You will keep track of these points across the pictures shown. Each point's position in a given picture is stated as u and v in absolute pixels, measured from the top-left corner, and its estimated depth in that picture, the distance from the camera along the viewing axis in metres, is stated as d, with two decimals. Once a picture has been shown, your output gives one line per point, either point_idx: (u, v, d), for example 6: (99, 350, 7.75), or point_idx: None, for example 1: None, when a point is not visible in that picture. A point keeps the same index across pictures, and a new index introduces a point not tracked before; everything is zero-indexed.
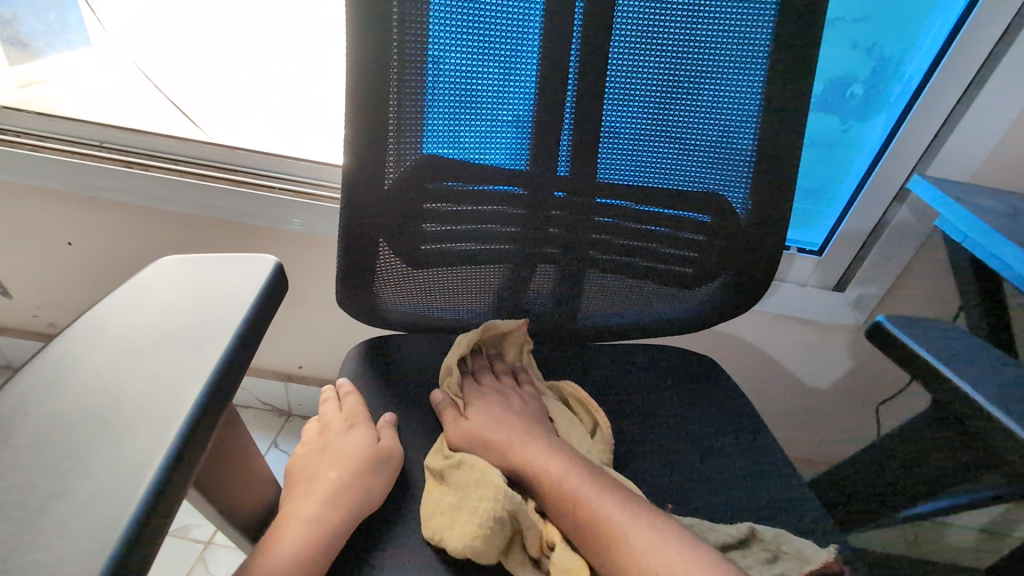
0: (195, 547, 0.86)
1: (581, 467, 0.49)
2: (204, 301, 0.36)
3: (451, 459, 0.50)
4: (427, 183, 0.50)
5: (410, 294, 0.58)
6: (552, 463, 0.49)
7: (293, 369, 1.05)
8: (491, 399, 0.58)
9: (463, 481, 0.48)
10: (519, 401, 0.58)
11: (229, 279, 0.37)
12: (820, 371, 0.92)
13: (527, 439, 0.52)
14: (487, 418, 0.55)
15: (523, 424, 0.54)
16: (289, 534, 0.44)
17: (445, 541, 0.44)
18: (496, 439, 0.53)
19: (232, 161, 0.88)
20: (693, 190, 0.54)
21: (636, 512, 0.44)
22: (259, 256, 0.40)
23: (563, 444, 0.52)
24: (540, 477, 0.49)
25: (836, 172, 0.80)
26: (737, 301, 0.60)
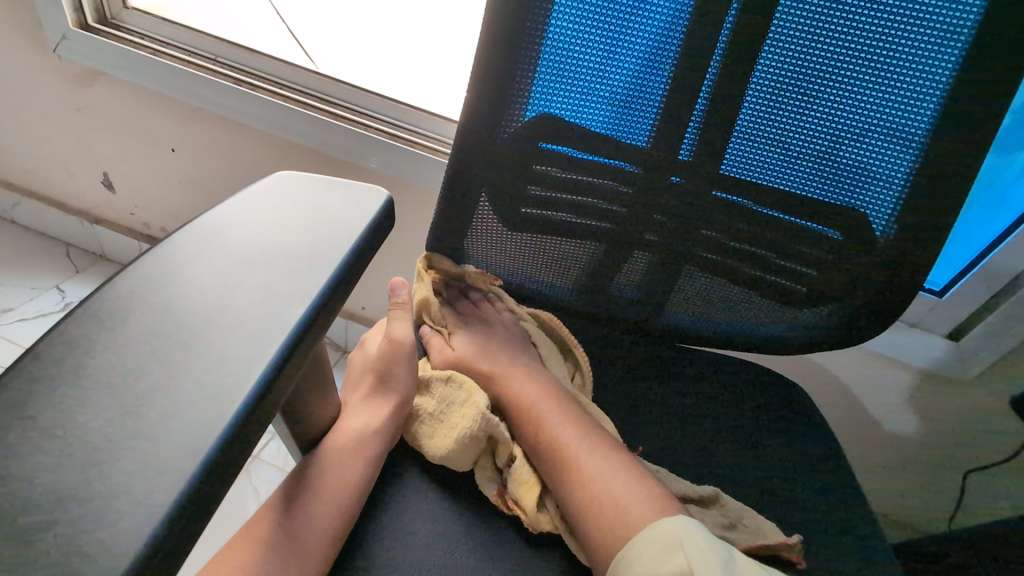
0: (242, 460, 0.91)
1: (556, 402, 0.52)
2: (317, 224, 0.34)
3: (441, 373, 0.54)
4: (539, 144, 0.47)
5: (495, 258, 0.56)
6: (529, 392, 0.53)
7: (357, 309, 1.07)
8: (473, 324, 0.60)
9: (451, 397, 0.52)
10: (501, 329, 0.59)
11: (341, 210, 0.36)
12: (911, 425, 0.83)
13: (511, 368, 0.56)
14: (472, 344, 0.58)
15: (507, 353, 0.57)
16: (337, 452, 0.43)
17: (422, 445, 0.48)
18: (481, 365, 0.56)
19: (332, 93, 0.87)
20: (827, 199, 0.47)
21: (601, 449, 0.47)
22: (370, 188, 0.38)
23: (542, 376, 0.55)
24: (519, 407, 0.52)
25: (976, 211, 0.70)
26: (847, 331, 0.53)
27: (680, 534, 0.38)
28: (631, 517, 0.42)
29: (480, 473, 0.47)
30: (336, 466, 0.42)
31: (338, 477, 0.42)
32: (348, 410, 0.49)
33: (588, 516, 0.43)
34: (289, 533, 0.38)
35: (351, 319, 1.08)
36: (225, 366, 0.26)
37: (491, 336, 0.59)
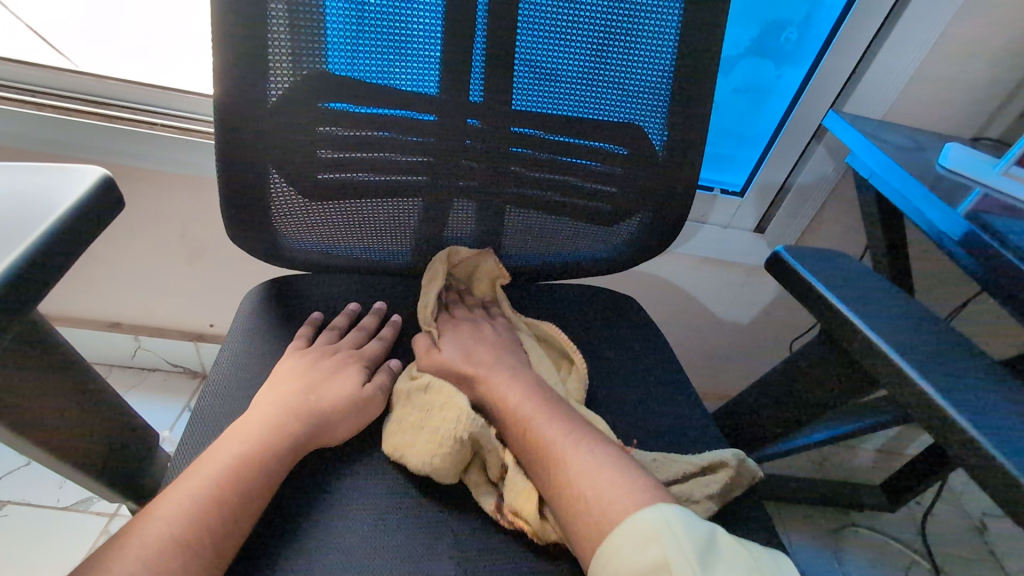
0: (99, 521, 0.81)
1: (547, 407, 0.45)
2: (15, 212, 0.31)
3: (420, 380, 0.47)
4: (317, 105, 0.44)
5: (314, 233, 0.53)
6: (513, 400, 0.46)
7: (204, 328, 0.98)
8: (465, 328, 0.55)
9: (429, 403, 0.45)
10: (494, 334, 0.55)
11: (39, 191, 0.32)
12: (741, 315, 0.95)
13: (495, 370, 0.50)
14: (463, 350, 0.52)
15: (506, 359, 0.51)
16: (178, 512, 0.36)
17: (404, 457, 0.43)
18: (467, 367, 0.50)
19: (106, 95, 0.76)
20: (611, 120, 0.50)
21: (584, 438, 0.42)
22: (84, 169, 0.35)
23: (528, 376, 0.49)
24: (504, 412, 0.46)
25: (757, 118, 0.78)
26: (654, 240, 0.58)
27: (659, 526, 0.34)
28: (617, 510, 0.36)
29: (471, 480, 0.43)
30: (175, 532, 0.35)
31: (176, 521, 0.36)
32: (219, 447, 0.41)
33: (581, 512, 0.37)
34: (124, 541, 0.35)
35: (200, 341, 0.99)
36: None
37: (478, 339, 0.54)
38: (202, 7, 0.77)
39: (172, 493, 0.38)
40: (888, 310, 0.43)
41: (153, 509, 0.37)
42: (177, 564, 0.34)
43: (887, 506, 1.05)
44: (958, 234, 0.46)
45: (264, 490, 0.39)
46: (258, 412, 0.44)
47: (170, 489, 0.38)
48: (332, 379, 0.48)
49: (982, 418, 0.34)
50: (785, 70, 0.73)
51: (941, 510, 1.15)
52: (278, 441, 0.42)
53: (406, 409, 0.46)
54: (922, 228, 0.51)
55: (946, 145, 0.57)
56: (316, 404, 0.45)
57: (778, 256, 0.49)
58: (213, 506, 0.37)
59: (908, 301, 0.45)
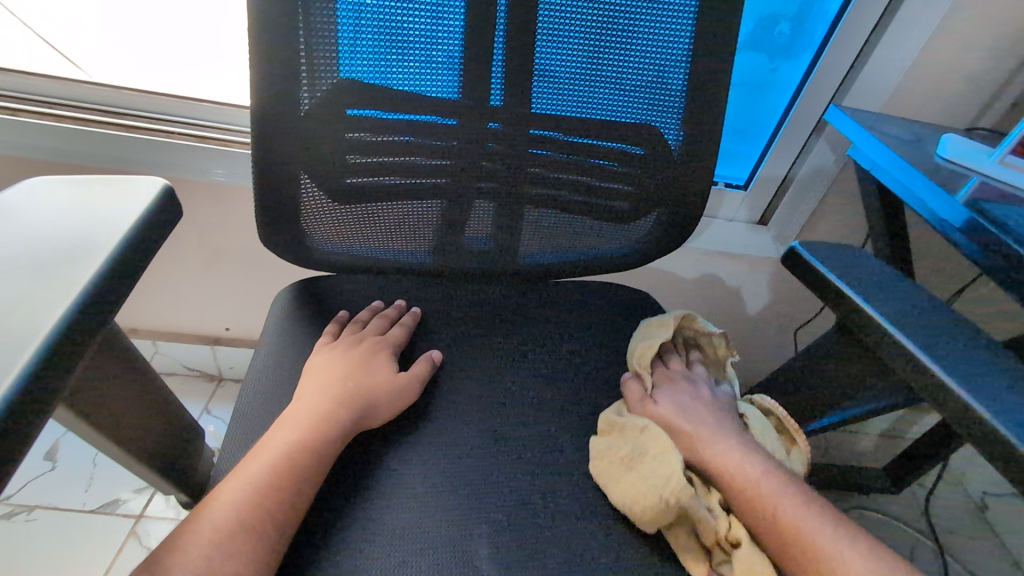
0: (127, 523, 0.82)
1: (788, 484, 0.44)
2: (89, 228, 0.33)
3: (637, 421, 0.48)
4: (346, 111, 0.46)
5: (341, 235, 0.55)
6: (748, 471, 0.45)
7: (220, 331, 1.00)
8: (681, 387, 0.55)
9: (645, 447, 0.46)
10: (711, 398, 0.54)
11: (112, 204, 0.35)
12: (747, 305, 0.97)
13: (717, 432, 0.49)
14: (681, 409, 0.52)
15: (732, 427, 0.50)
16: (237, 497, 0.39)
17: (621, 497, 0.43)
18: (688, 426, 0.50)
19: (122, 104, 0.78)
20: (625, 120, 0.52)
21: (839, 529, 0.40)
22: (146, 180, 0.38)
23: (757, 449, 0.48)
24: (732, 479, 0.45)
25: (758, 113, 0.81)
26: (668, 235, 0.60)
27: None
28: None
29: (677, 536, 0.43)
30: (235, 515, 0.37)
31: (235, 506, 0.38)
32: (269, 436, 0.43)
33: None
34: (189, 530, 0.36)
35: (216, 344, 1.01)
36: None
37: (694, 399, 0.53)
38: (212, 16, 0.78)
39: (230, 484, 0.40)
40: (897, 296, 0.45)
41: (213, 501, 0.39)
42: (246, 547, 0.36)
43: (890, 488, 1.08)
44: (959, 222, 0.49)
45: (314, 479, 0.41)
46: (305, 403, 0.46)
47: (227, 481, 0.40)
48: (364, 367, 0.51)
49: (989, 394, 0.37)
50: (783, 65, 0.76)
51: (944, 491, 1.18)
52: (322, 430, 0.44)
53: (625, 452, 0.46)
54: (929, 218, 0.53)
55: (943, 137, 0.59)
56: (355, 393, 0.48)
57: (794, 251, 0.51)
58: (270, 492, 0.39)
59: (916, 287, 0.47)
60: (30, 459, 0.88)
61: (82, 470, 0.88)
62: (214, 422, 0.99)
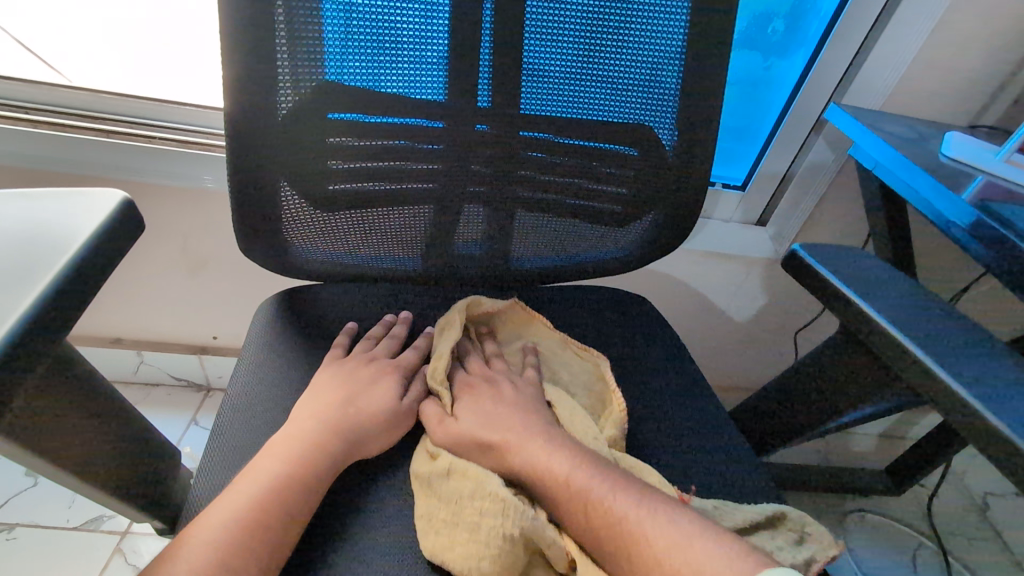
0: (111, 540, 0.80)
1: (596, 477, 0.40)
2: (42, 247, 0.31)
3: (439, 466, 0.42)
4: (327, 114, 0.44)
5: (324, 244, 0.52)
6: (556, 469, 0.41)
7: (207, 340, 0.97)
8: (480, 390, 0.49)
9: (453, 490, 0.40)
10: (514, 393, 0.49)
11: (68, 218, 0.33)
12: (745, 307, 0.96)
13: (532, 435, 0.44)
14: (484, 418, 0.46)
15: (525, 419, 0.46)
16: (215, 531, 0.36)
17: (448, 562, 0.38)
18: (492, 436, 0.44)
19: (100, 108, 0.75)
20: (618, 121, 0.50)
21: (663, 514, 0.37)
22: (105, 194, 0.35)
23: (562, 439, 0.44)
24: (547, 487, 0.40)
25: (754, 113, 0.79)
26: (664, 238, 0.58)
27: None
28: None
29: None
30: (211, 553, 0.35)
31: (216, 542, 0.36)
32: (260, 461, 0.41)
33: None
34: (165, 572, 0.34)
35: (202, 353, 0.98)
36: None
37: (502, 398, 0.48)
38: (192, 17, 0.76)
39: (211, 517, 0.37)
40: (904, 301, 0.43)
41: (191, 535, 0.36)
42: None
43: (891, 490, 1.07)
44: (966, 222, 0.47)
45: (303, 512, 0.39)
46: (297, 429, 0.43)
47: (209, 512, 0.38)
48: (371, 389, 0.48)
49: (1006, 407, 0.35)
50: (779, 63, 0.74)
51: (944, 493, 1.17)
52: (320, 459, 0.42)
53: (446, 488, 0.41)
54: (934, 219, 0.51)
55: (946, 136, 0.57)
56: (356, 416, 0.45)
57: (794, 253, 0.49)
58: (250, 527, 0.37)
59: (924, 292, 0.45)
60: (10, 475, 0.86)
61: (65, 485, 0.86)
62: (201, 433, 0.96)
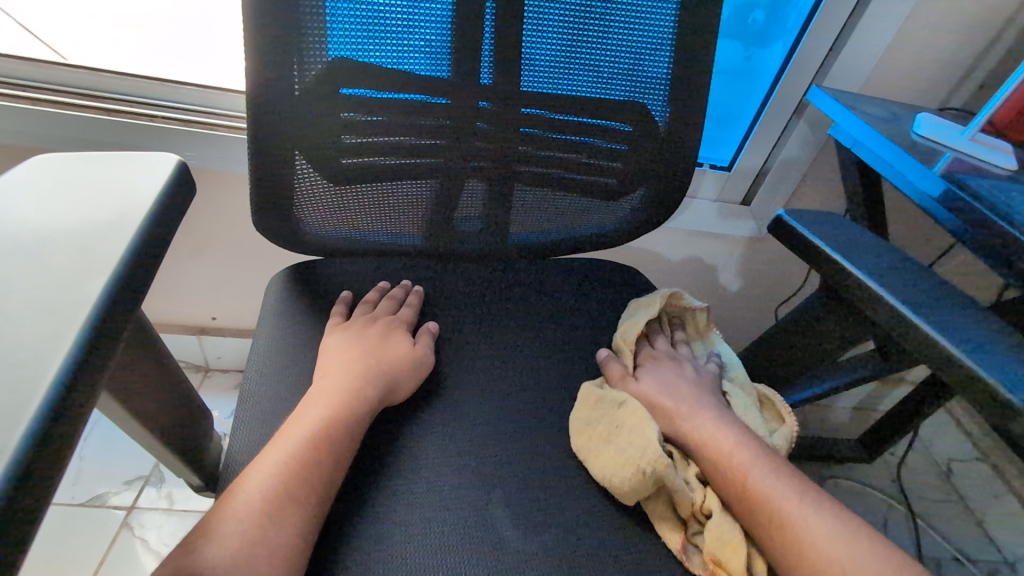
0: (118, 515, 0.82)
1: (760, 452, 0.45)
2: (114, 203, 0.34)
3: (619, 395, 0.49)
4: (340, 91, 0.45)
5: (333, 220, 0.54)
6: (723, 441, 0.46)
7: (206, 321, 0.99)
8: (666, 364, 0.55)
9: (626, 422, 0.47)
10: (694, 375, 0.54)
11: (131, 180, 0.36)
12: (730, 284, 1.00)
13: (708, 410, 0.50)
14: (661, 386, 0.52)
15: (691, 391, 0.52)
16: (266, 473, 0.39)
17: (596, 467, 0.44)
18: (668, 402, 0.51)
19: (100, 87, 0.75)
20: (614, 99, 0.53)
21: (813, 506, 0.41)
22: (158, 157, 0.38)
23: (733, 421, 0.49)
24: (709, 450, 0.46)
25: (736, 97, 0.82)
26: (655, 211, 0.61)
27: None
28: None
29: (653, 508, 0.43)
30: (264, 492, 0.37)
31: (268, 483, 0.38)
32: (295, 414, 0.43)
33: None
34: (229, 506, 0.36)
35: (202, 334, 0.99)
36: (32, 340, 0.26)
37: (683, 376, 0.54)
38: None
39: (251, 472, 0.39)
40: (882, 263, 0.47)
41: (236, 489, 0.38)
42: (291, 519, 0.37)
43: (865, 458, 1.12)
44: (936, 193, 0.51)
45: (344, 452, 0.42)
46: (322, 387, 0.46)
47: (249, 471, 0.39)
48: (386, 343, 0.51)
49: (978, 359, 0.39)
50: (756, 51, 0.77)
51: (913, 459, 1.24)
52: (349, 407, 0.44)
53: (620, 426, 0.46)
54: (908, 192, 0.55)
55: (918, 116, 0.61)
56: (378, 367, 0.49)
57: (779, 220, 0.53)
58: (298, 465, 0.39)
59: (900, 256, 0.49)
60: None
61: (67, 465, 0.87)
62: None
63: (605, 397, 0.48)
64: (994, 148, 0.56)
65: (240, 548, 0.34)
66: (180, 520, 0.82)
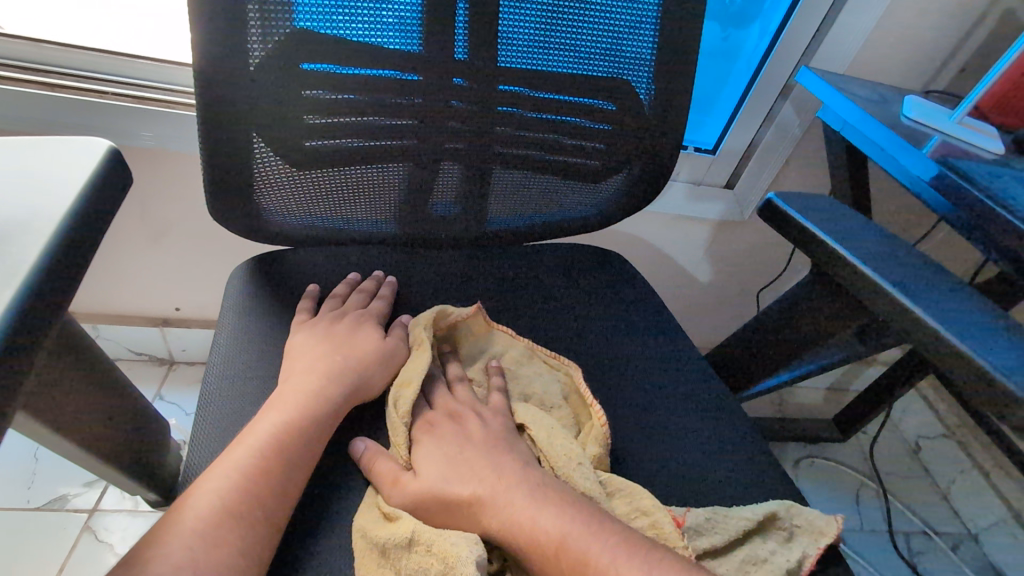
0: (80, 518, 0.78)
1: (591, 531, 0.36)
2: (36, 196, 0.30)
3: (398, 534, 0.36)
4: (301, 65, 0.42)
5: (297, 207, 0.51)
6: (546, 530, 0.36)
7: (170, 312, 0.94)
8: (444, 429, 0.44)
9: (424, 567, 0.35)
10: (482, 431, 0.44)
11: (56, 167, 0.32)
12: (712, 268, 0.99)
13: (502, 489, 0.39)
14: (447, 467, 0.41)
15: (492, 460, 0.41)
16: (207, 490, 0.36)
17: None
18: (463, 490, 0.39)
19: (39, 59, 0.69)
20: (597, 78, 0.50)
21: None
22: (88, 142, 0.34)
23: (548, 489, 0.39)
24: (542, 558, 0.35)
25: (719, 80, 0.79)
26: (637, 194, 0.59)
27: None
28: None
29: None
30: (204, 513, 0.35)
31: (210, 502, 0.36)
32: (254, 424, 0.41)
33: None
34: (166, 530, 0.34)
35: (165, 325, 0.95)
36: None
37: (467, 441, 0.43)
38: None
39: (196, 488, 0.37)
40: (875, 251, 0.45)
41: (187, 507, 0.35)
42: (232, 536, 0.34)
43: (838, 436, 1.16)
44: (930, 177, 0.50)
45: (305, 460, 0.39)
46: (285, 388, 0.43)
47: (198, 486, 0.37)
48: (354, 339, 0.48)
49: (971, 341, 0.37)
50: (738, 32, 0.75)
51: (884, 438, 1.27)
52: (310, 415, 0.41)
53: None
54: (900, 175, 0.54)
55: (906, 98, 0.60)
56: (343, 364, 0.46)
57: (770, 203, 0.51)
58: (243, 480, 0.37)
59: (890, 239, 0.47)
60: None
61: (23, 466, 0.82)
62: (171, 407, 0.94)
63: (386, 535, 0.36)
64: (980, 132, 0.55)
65: (173, 572, 0.32)
66: (147, 521, 0.78)
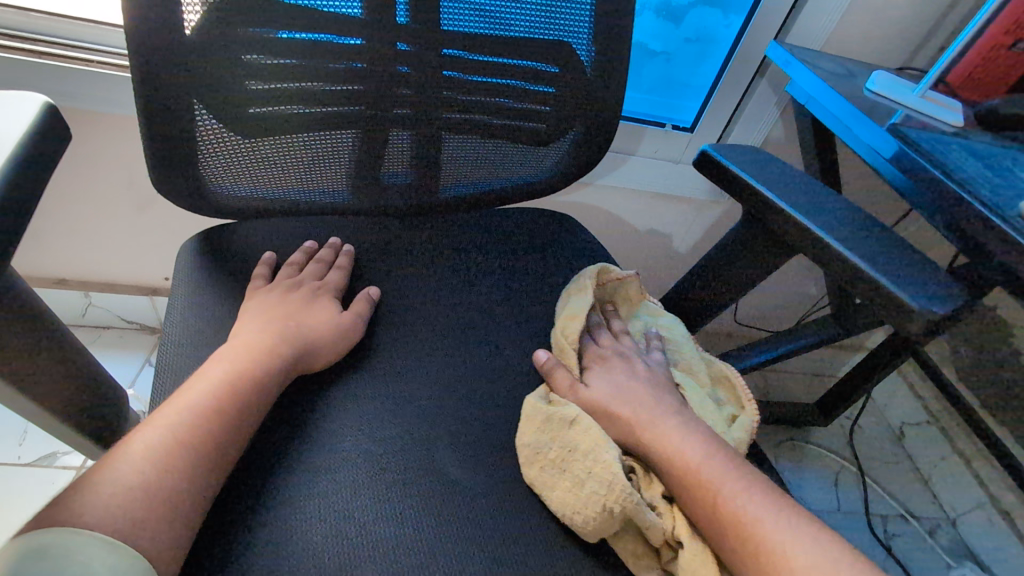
0: (69, 474, 0.81)
1: (724, 459, 0.41)
2: None
3: (566, 411, 0.44)
4: (239, 28, 0.41)
5: (247, 178, 0.51)
6: (688, 454, 0.42)
7: (159, 282, 0.96)
8: (613, 363, 0.51)
9: (570, 441, 0.42)
10: (647, 371, 0.50)
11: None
12: (691, 246, 0.99)
13: (656, 413, 0.46)
14: (614, 391, 0.48)
15: (659, 392, 0.48)
16: (154, 432, 0.37)
17: (561, 506, 0.39)
18: (622, 410, 0.46)
19: (5, 26, 0.69)
20: (542, 44, 0.49)
21: (797, 527, 0.37)
22: (27, 99, 0.35)
23: (698, 423, 0.45)
24: (675, 468, 0.42)
25: (690, 59, 0.77)
26: (585, 157, 0.59)
27: None
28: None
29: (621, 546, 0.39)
30: (151, 451, 0.36)
31: (156, 442, 0.36)
32: (192, 378, 0.41)
33: None
34: (110, 465, 0.34)
35: (155, 295, 0.97)
36: None
37: (632, 373, 0.50)
38: None
39: (142, 430, 0.37)
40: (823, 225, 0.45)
41: (129, 446, 0.36)
42: (171, 479, 0.35)
43: (820, 421, 1.15)
44: (890, 155, 0.50)
45: (248, 412, 0.40)
46: (229, 347, 0.44)
47: (142, 431, 0.37)
48: (307, 310, 0.50)
49: (909, 288, 0.38)
50: (713, 11, 0.72)
51: (866, 421, 1.28)
52: (254, 369, 0.42)
53: (583, 452, 0.42)
54: (859, 151, 0.54)
55: (873, 72, 0.59)
56: (298, 330, 0.47)
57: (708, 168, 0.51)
58: (189, 427, 0.37)
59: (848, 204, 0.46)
60: None
61: (15, 426, 0.86)
62: None
63: (563, 412, 0.44)
64: (940, 105, 0.56)
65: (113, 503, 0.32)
66: None
